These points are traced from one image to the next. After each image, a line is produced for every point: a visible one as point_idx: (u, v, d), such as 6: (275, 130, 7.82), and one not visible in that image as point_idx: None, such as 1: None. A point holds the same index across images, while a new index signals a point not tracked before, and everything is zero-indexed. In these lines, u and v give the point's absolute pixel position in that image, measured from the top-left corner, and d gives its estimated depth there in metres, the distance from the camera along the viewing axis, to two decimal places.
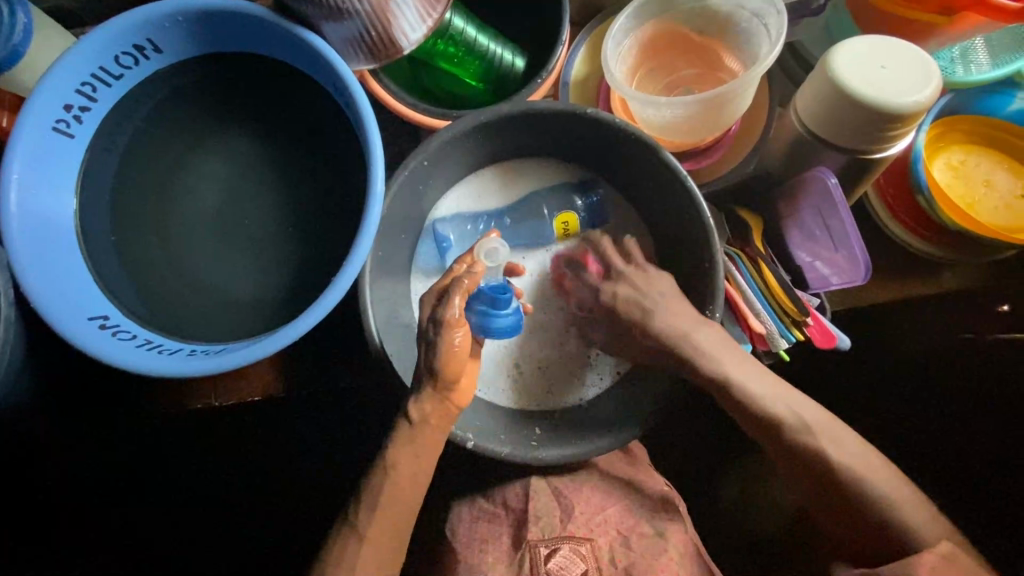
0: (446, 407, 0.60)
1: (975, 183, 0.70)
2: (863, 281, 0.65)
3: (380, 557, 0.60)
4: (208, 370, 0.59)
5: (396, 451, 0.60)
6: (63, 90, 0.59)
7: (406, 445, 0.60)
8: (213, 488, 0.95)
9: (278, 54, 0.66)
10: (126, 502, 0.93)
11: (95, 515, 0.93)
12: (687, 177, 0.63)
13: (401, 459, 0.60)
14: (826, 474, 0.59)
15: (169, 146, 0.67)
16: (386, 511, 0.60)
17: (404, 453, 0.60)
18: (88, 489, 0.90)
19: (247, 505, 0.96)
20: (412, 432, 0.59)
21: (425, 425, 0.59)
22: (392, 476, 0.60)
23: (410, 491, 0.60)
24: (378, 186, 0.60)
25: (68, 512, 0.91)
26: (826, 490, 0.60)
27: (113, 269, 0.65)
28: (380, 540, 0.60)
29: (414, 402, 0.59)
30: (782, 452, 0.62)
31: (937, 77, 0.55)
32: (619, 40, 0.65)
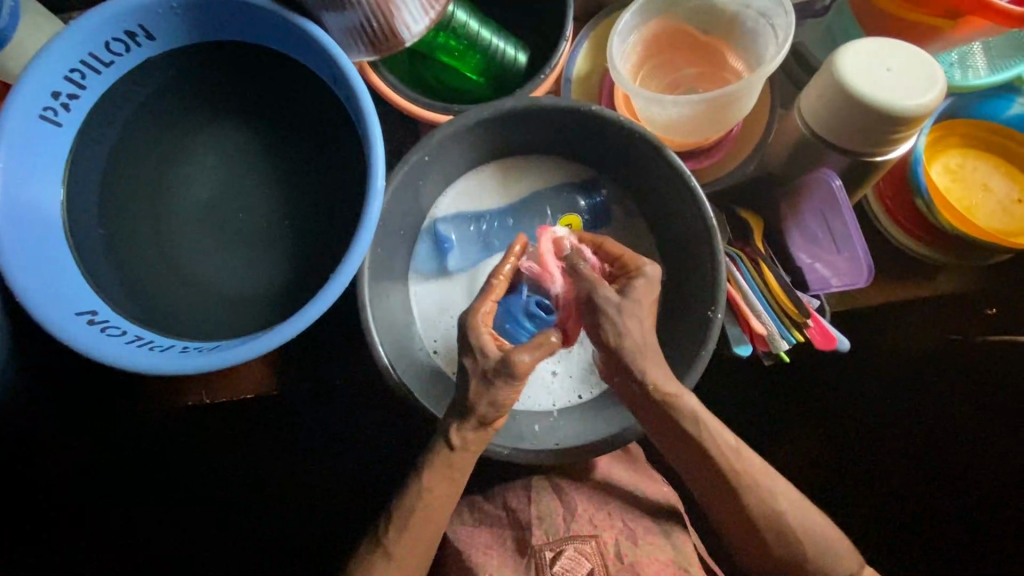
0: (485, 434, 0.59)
1: (972, 187, 0.71)
2: (864, 283, 0.65)
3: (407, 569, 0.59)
4: (201, 367, 0.57)
5: (430, 475, 0.59)
6: (50, 76, 0.57)
7: (440, 471, 0.59)
8: (206, 489, 0.92)
9: (274, 43, 0.64)
10: (117, 501, 0.91)
11: (96, 515, 0.90)
12: (690, 177, 0.63)
13: (436, 483, 0.59)
14: (766, 526, 0.59)
15: (158, 135, 0.65)
16: (415, 523, 0.59)
17: (440, 476, 0.59)
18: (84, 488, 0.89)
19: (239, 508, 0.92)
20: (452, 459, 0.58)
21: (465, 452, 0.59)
22: (426, 498, 0.59)
23: (442, 507, 0.59)
24: (378, 181, 0.59)
25: (57, 512, 0.89)
26: (762, 541, 0.60)
27: (101, 262, 0.62)
28: (407, 557, 0.59)
29: (456, 429, 0.58)
30: (710, 488, 0.60)
31: (940, 81, 0.55)
32: (623, 37, 0.64)
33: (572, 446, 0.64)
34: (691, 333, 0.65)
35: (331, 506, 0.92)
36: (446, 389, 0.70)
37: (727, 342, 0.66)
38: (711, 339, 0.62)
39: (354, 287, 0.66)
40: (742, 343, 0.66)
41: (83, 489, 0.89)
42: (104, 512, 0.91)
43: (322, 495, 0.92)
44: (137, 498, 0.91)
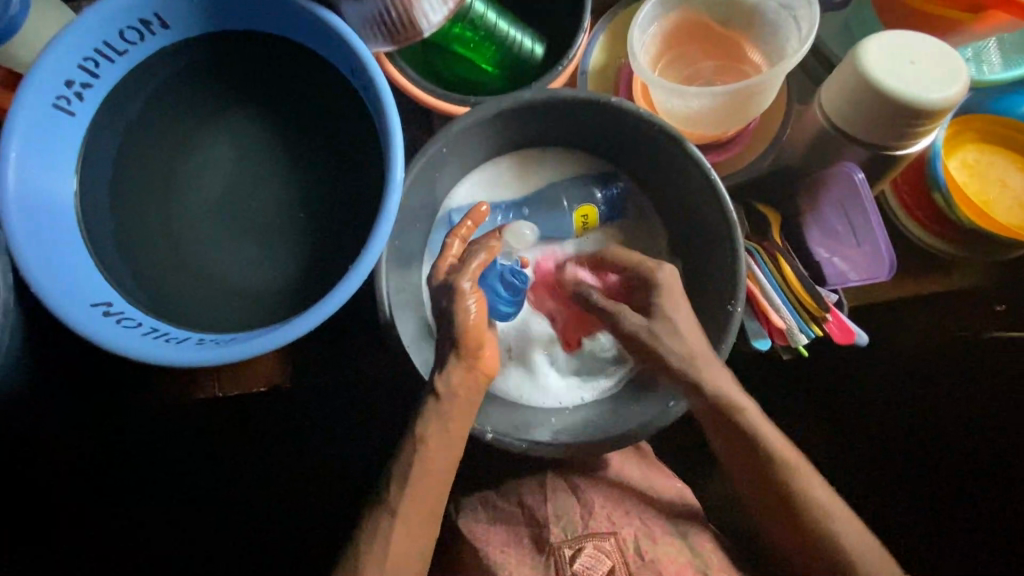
0: (478, 379, 0.60)
1: (989, 181, 0.71)
2: (886, 277, 0.64)
3: (410, 536, 0.59)
4: (217, 359, 0.57)
5: (426, 429, 0.59)
6: (64, 65, 0.57)
7: (435, 420, 0.59)
8: (214, 487, 0.91)
9: (290, 33, 0.63)
10: (124, 499, 0.90)
11: (95, 516, 0.90)
12: (710, 170, 0.63)
13: (429, 433, 0.59)
14: (823, 544, 0.60)
15: (171, 125, 0.64)
16: (417, 484, 0.59)
17: (433, 424, 0.59)
18: (95, 484, 0.89)
19: (247, 505, 0.91)
20: (440, 407, 0.59)
21: (454, 399, 0.60)
22: (422, 449, 0.60)
23: (442, 466, 0.60)
24: (398, 172, 0.58)
25: (64, 509, 0.89)
26: (817, 559, 0.61)
27: (114, 254, 0.62)
28: (411, 521, 0.59)
29: (440, 377, 0.59)
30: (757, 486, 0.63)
31: (964, 74, 0.55)
32: (644, 28, 0.64)
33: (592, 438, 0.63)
34: (709, 326, 0.65)
35: (342, 504, 0.91)
36: (431, 346, 0.69)
37: (745, 335, 0.67)
38: (732, 332, 0.62)
39: (371, 279, 0.65)
40: (760, 337, 0.66)
41: (90, 486, 0.89)
42: (110, 511, 0.90)
43: (334, 493, 0.91)
44: (143, 495, 0.90)
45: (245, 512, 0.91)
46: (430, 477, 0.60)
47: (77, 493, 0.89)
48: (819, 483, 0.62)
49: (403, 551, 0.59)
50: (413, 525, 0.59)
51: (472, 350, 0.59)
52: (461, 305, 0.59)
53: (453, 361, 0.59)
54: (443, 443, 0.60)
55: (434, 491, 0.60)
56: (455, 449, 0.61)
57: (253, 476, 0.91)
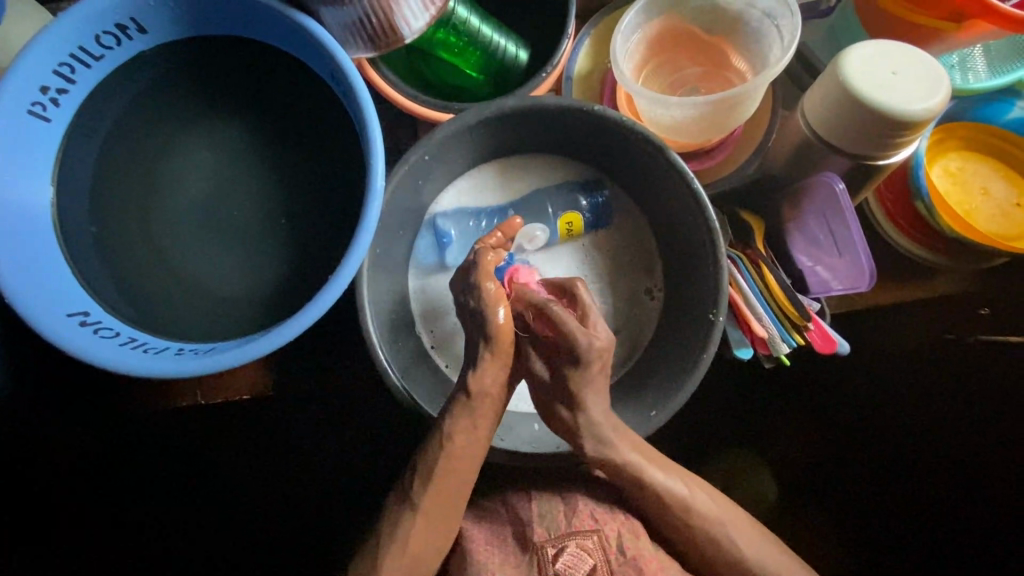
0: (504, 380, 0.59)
1: (971, 190, 0.71)
2: (867, 287, 0.64)
3: (431, 530, 0.61)
4: (195, 370, 0.56)
5: (454, 427, 0.59)
6: (37, 70, 0.56)
7: (464, 419, 0.59)
8: (203, 492, 0.91)
9: (270, 37, 0.62)
10: (112, 504, 0.90)
11: (96, 515, 0.90)
12: (693, 179, 0.62)
13: (458, 432, 0.59)
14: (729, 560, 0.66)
15: (150, 130, 0.63)
16: (441, 480, 0.60)
17: (463, 423, 0.59)
18: (84, 486, 0.89)
19: (237, 511, 0.92)
20: (474, 406, 0.59)
21: (482, 397, 0.59)
22: (449, 447, 0.60)
23: (466, 467, 0.61)
24: (378, 182, 0.57)
25: (50, 514, 0.88)
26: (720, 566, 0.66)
27: (93, 261, 0.61)
28: (434, 516, 0.61)
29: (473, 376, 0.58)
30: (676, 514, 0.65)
31: (945, 86, 0.55)
32: (626, 36, 0.63)
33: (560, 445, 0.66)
34: (691, 336, 0.65)
35: (335, 510, 0.92)
36: (429, 380, 0.69)
37: (729, 345, 0.66)
38: (713, 343, 0.62)
39: (354, 287, 0.65)
40: (742, 346, 0.65)
41: (75, 491, 0.88)
42: (99, 515, 0.90)
43: (326, 499, 0.92)
44: (131, 500, 0.90)
45: (236, 517, 0.92)
46: (454, 476, 0.61)
47: (62, 498, 0.88)
48: (716, 504, 0.66)
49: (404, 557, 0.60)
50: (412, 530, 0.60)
51: (505, 347, 0.57)
52: (492, 310, 0.56)
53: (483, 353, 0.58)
54: (472, 443, 0.60)
55: (459, 487, 0.61)
56: (478, 453, 0.61)
57: (243, 482, 0.91)
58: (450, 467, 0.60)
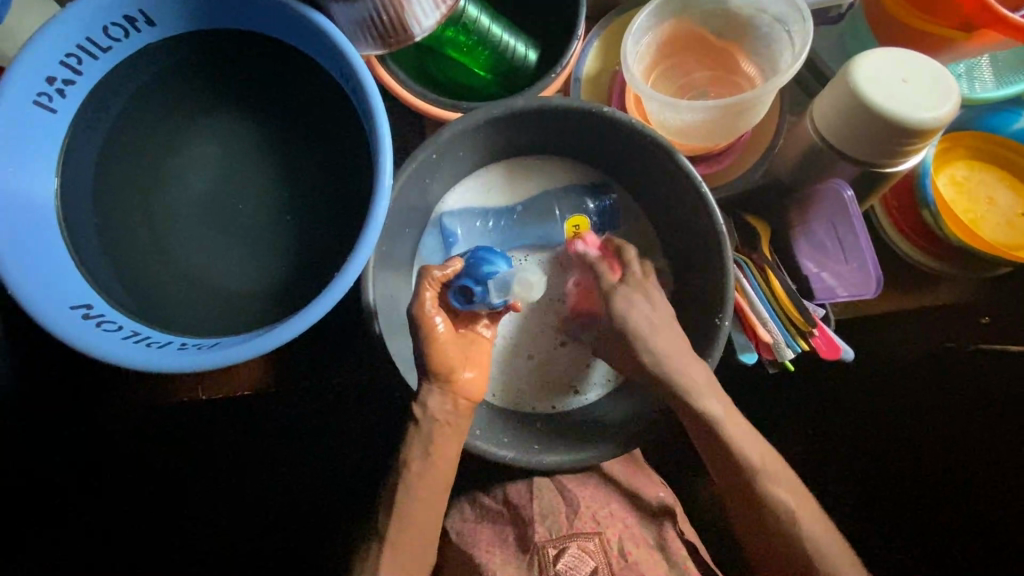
0: (457, 405, 0.63)
1: (977, 200, 0.71)
2: (872, 293, 0.64)
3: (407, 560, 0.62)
4: (198, 366, 0.56)
5: (409, 454, 0.63)
6: (44, 60, 0.55)
7: (418, 444, 0.62)
8: (205, 488, 0.92)
9: (279, 32, 0.62)
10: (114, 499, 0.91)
11: (100, 509, 0.91)
12: (702, 183, 0.62)
13: (415, 457, 0.62)
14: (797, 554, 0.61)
15: (156, 123, 0.63)
16: (409, 514, 0.62)
17: (416, 448, 0.62)
18: (86, 481, 0.89)
19: (240, 507, 0.93)
20: (422, 432, 0.62)
21: (434, 424, 0.62)
22: (408, 472, 0.62)
23: (433, 490, 0.63)
24: (386, 180, 0.57)
25: (53, 508, 0.89)
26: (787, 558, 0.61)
27: (96, 253, 0.61)
28: (403, 547, 0.62)
29: (424, 399, 0.62)
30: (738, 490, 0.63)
31: (955, 95, 0.55)
32: (637, 38, 0.63)
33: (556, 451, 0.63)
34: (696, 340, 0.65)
35: (336, 510, 0.93)
36: None
37: (733, 348, 0.67)
38: (716, 348, 0.62)
39: (359, 285, 0.65)
40: (747, 350, 0.66)
41: (73, 487, 0.89)
42: (101, 508, 0.91)
43: (329, 498, 0.93)
44: (135, 496, 0.91)
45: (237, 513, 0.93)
46: (422, 502, 0.62)
47: (62, 494, 0.89)
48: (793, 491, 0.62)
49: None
50: (404, 557, 0.62)
51: (445, 375, 0.63)
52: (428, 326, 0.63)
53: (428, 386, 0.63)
54: (429, 466, 0.62)
55: (425, 517, 0.63)
56: (443, 475, 0.63)
57: (245, 480, 0.92)
58: (413, 493, 0.62)
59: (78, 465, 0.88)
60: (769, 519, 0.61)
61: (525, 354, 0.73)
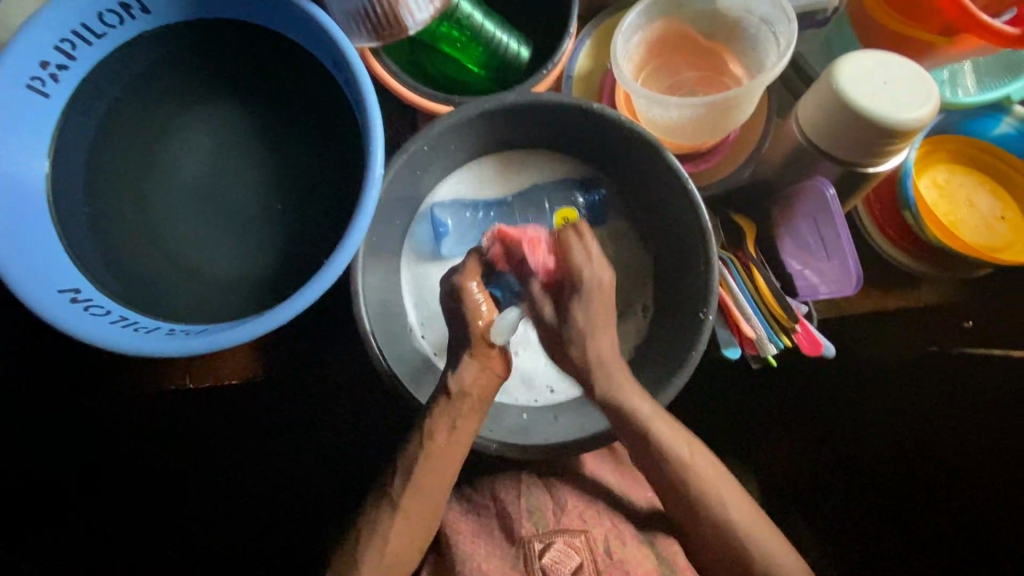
0: (489, 379, 0.63)
1: (957, 203, 0.73)
2: (851, 291, 0.66)
3: (408, 532, 0.62)
4: (187, 351, 0.56)
5: (434, 427, 0.62)
6: (37, 44, 0.56)
7: (444, 417, 0.62)
8: (197, 485, 0.92)
9: (274, 23, 0.63)
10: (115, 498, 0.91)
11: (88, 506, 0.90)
12: (687, 179, 0.63)
13: (438, 430, 0.61)
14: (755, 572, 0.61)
15: (148, 110, 0.63)
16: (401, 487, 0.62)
17: (442, 421, 0.62)
18: (75, 476, 0.89)
19: (232, 503, 0.93)
20: (453, 403, 0.62)
21: (465, 398, 0.62)
22: (430, 445, 0.62)
23: (450, 463, 0.62)
24: (376, 170, 0.58)
25: (49, 509, 0.89)
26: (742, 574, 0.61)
27: (84, 237, 0.61)
28: (413, 519, 0.62)
29: (452, 376, 0.63)
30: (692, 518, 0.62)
31: (934, 97, 0.57)
32: (627, 36, 0.64)
33: (543, 439, 0.65)
34: (681, 335, 0.66)
35: (328, 504, 0.93)
36: (420, 365, 0.70)
37: (717, 344, 0.67)
38: (702, 340, 0.63)
39: (348, 274, 0.65)
40: (731, 345, 0.66)
41: (73, 487, 0.89)
42: (97, 510, 0.91)
43: (321, 492, 0.93)
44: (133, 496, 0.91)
45: (238, 510, 0.93)
46: (425, 476, 0.62)
47: (61, 495, 0.89)
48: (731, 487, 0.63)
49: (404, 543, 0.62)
50: (416, 522, 0.62)
51: (483, 349, 0.63)
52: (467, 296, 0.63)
53: (466, 355, 0.63)
54: (450, 445, 0.62)
55: (433, 490, 0.62)
56: (462, 449, 0.62)
57: (237, 476, 0.93)
58: (432, 464, 0.62)
59: (79, 466, 0.88)
60: (706, 521, 0.62)
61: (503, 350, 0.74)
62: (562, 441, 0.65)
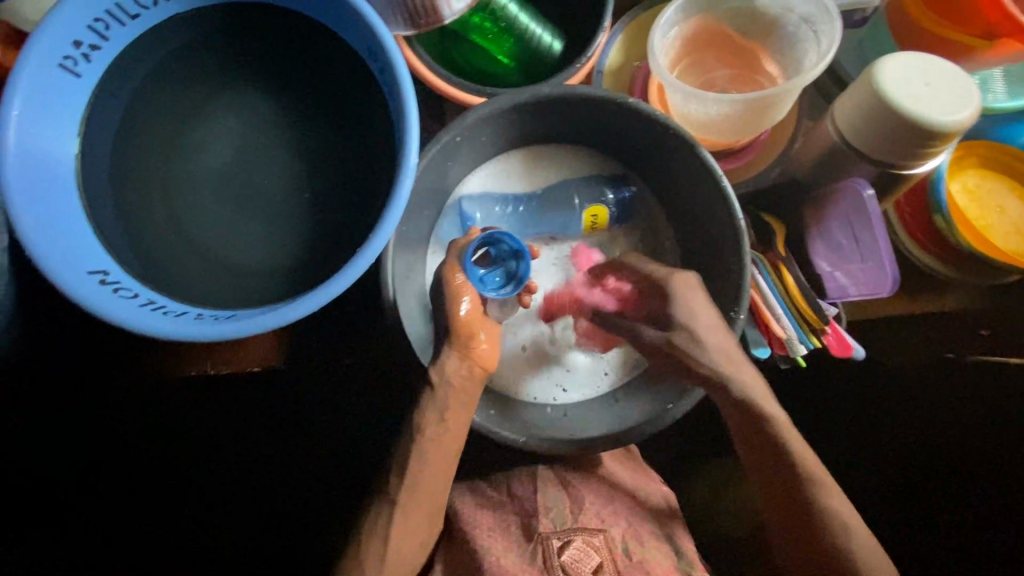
0: (472, 371, 0.64)
1: (989, 208, 0.73)
2: (887, 292, 0.66)
3: (414, 528, 0.63)
4: (217, 335, 0.56)
5: (423, 420, 0.63)
6: (72, 23, 0.55)
7: (433, 408, 0.63)
8: (207, 481, 0.92)
9: (309, 8, 0.62)
10: (114, 498, 0.90)
11: (100, 497, 0.90)
12: (721, 176, 0.63)
13: (427, 421, 0.63)
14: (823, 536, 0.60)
15: (178, 93, 0.63)
16: (424, 484, 0.62)
17: (430, 415, 0.62)
18: (87, 468, 0.88)
19: (243, 500, 0.93)
20: (438, 396, 0.62)
21: (448, 387, 0.63)
22: (420, 439, 0.62)
23: (443, 455, 0.63)
24: (410, 159, 0.57)
25: (56, 505, 0.88)
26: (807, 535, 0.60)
27: (112, 220, 0.60)
28: (409, 518, 0.62)
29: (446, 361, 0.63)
30: (761, 458, 0.63)
31: (976, 99, 0.56)
32: (665, 30, 0.64)
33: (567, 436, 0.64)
34: None
35: (343, 498, 0.93)
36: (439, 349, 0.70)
37: (745, 344, 0.67)
38: (733, 338, 0.62)
39: (378, 263, 0.65)
40: (760, 346, 0.66)
41: (73, 488, 0.88)
42: (109, 502, 0.90)
43: (335, 487, 0.93)
44: (137, 494, 0.91)
45: (242, 509, 0.93)
46: (429, 470, 0.63)
47: (63, 494, 0.88)
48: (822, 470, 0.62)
49: (405, 540, 0.62)
50: (413, 518, 0.63)
51: (464, 342, 0.64)
52: (453, 300, 0.64)
53: (448, 346, 0.64)
54: (440, 436, 0.63)
55: (432, 477, 0.63)
56: (456, 442, 0.64)
57: (249, 472, 0.92)
58: (425, 458, 0.62)
59: (83, 466, 0.88)
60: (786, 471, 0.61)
61: (521, 347, 0.74)
62: (580, 440, 0.63)
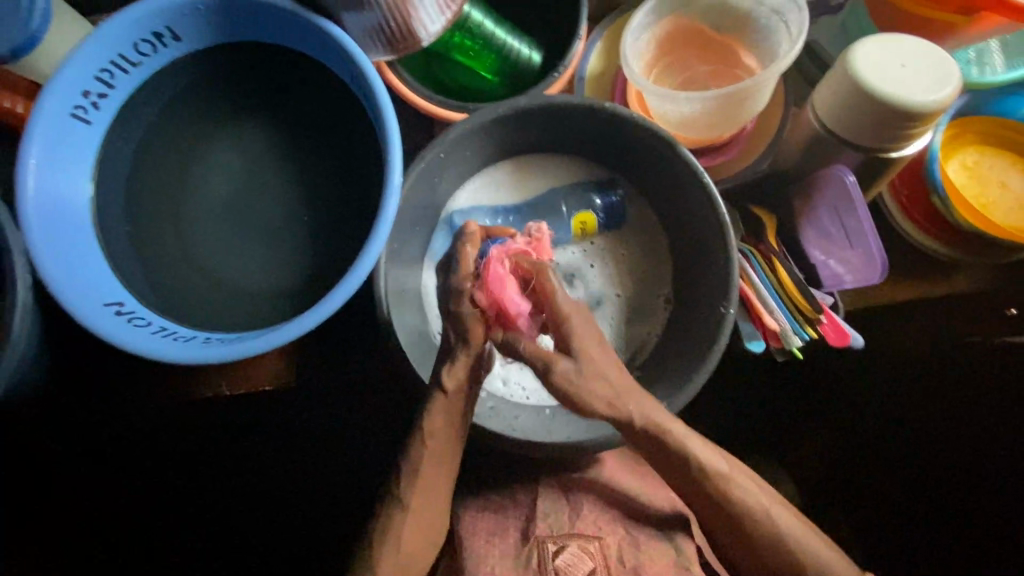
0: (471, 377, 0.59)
1: (989, 184, 0.71)
2: (877, 280, 0.65)
3: (418, 535, 0.62)
4: (222, 358, 0.59)
5: (432, 424, 0.59)
6: (81, 75, 0.59)
7: (441, 414, 0.58)
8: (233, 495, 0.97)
9: (294, 43, 0.66)
10: (151, 513, 0.96)
11: (135, 510, 0.96)
12: (704, 172, 0.63)
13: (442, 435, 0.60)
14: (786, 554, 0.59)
15: (182, 130, 0.67)
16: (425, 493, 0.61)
17: (440, 420, 0.59)
18: (122, 486, 0.94)
19: (265, 511, 0.97)
20: (448, 402, 0.58)
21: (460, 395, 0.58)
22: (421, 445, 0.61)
23: (450, 458, 0.61)
24: (394, 178, 0.59)
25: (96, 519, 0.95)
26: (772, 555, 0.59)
27: (126, 254, 0.64)
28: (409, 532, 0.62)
29: (447, 372, 0.57)
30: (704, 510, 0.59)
31: (955, 77, 0.55)
32: (636, 35, 0.65)
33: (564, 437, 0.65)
34: (700, 330, 0.65)
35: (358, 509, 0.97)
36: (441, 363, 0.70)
37: (740, 337, 0.66)
38: (724, 334, 0.62)
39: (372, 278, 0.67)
40: (755, 339, 0.65)
41: (112, 502, 0.94)
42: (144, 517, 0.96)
43: (350, 497, 0.97)
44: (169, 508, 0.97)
45: (265, 522, 0.98)
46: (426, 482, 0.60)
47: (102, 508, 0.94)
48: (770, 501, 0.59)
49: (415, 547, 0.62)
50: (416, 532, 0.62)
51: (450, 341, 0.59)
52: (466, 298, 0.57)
53: (459, 351, 0.57)
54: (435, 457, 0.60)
55: (445, 484, 0.62)
56: (453, 452, 0.60)
57: (272, 485, 0.97)
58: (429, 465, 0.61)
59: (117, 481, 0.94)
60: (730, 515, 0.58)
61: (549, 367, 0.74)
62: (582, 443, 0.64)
